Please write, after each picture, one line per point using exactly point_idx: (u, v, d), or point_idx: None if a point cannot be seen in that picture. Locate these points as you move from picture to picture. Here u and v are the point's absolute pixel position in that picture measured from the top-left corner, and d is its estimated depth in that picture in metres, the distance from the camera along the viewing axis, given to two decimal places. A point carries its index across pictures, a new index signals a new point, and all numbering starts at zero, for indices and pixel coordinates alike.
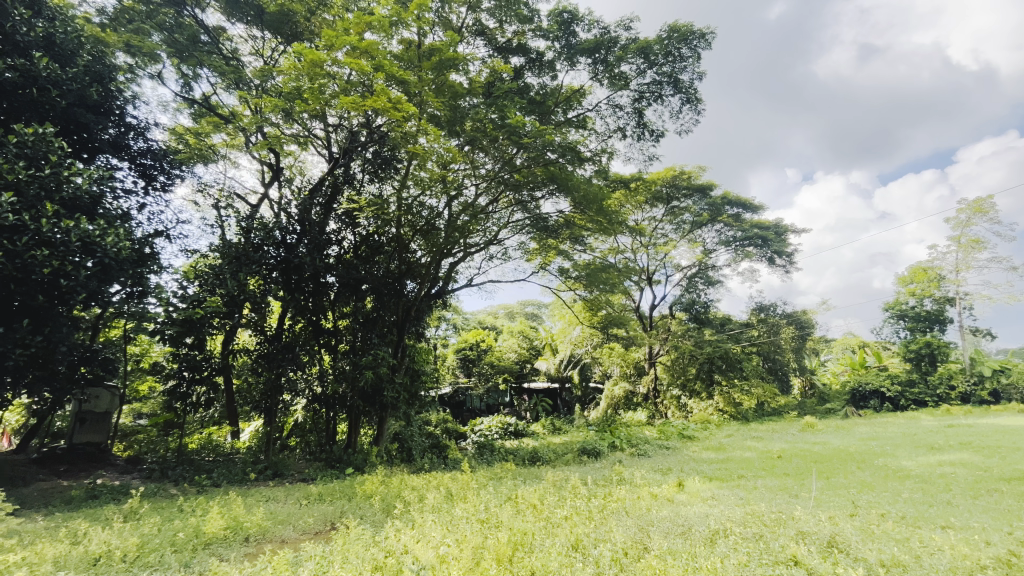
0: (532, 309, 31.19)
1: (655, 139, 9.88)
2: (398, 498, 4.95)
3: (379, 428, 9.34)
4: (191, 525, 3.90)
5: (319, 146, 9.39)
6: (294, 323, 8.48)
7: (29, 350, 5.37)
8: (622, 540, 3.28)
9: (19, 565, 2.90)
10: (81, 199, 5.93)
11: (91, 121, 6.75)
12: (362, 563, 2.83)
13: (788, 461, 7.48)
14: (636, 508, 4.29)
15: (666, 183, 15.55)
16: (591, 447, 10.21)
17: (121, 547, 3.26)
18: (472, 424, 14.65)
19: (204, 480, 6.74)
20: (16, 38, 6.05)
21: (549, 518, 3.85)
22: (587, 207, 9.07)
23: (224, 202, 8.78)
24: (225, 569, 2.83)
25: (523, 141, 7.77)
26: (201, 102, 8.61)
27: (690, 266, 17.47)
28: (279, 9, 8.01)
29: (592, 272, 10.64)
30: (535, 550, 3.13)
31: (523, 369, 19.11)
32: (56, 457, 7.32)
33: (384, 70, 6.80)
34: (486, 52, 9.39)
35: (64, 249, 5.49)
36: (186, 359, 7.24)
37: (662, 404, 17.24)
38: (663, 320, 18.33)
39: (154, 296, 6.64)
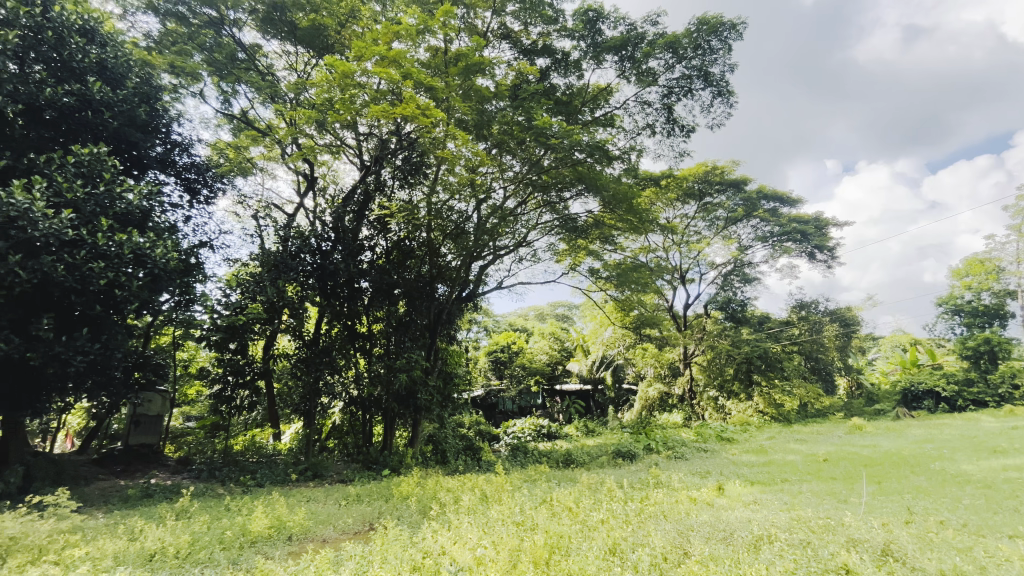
0: (564, 310, 31.11)
1: (686, 134, 9.67)
2: (434, 499, 5.00)
3: (414, 431, 9.45)
4: (239, 523, 4.07)
5: (352, 155, 9.62)
6: (330, 327, 8.68)
7: (89, 356, 5.67)
8: (662, 544, 3.21)
9: (83, 559, 3.10)
10: (133, 213, 6.29)
11: (141, 140, 7.15)
12: (402, 563, 2.87)
13: (835, 465, 7.15)
14: (674, 512, 4.19)
15: (699, 179, 15.21)
16: (626, 450, 10.05)
17: (174, 544, 3.42)
18: (506, 425, 14.67)
19: (249, 480, 7.02)
20: (73, 65, 6.45)
21: (585, 522, 3.80)
22: (617, 206, 8.97)
23: (262, 212, 9.13)
24: (270, 567, 2.91)
25: (551, 141, 7.67)
26: (240, 117, 8.96)
27: (725, 264, 16.93)
28: (311, 23, 8.26)
29: (623, 272, 10.45)
30: (572, 554, 3.09)
31: (555, 371, 19.00)
32: (114, 457, 7.75)
33: (413, 77, 6.89)
34: (512, 54, 9.42)
35: (118, 261, 5.81)
36: (230, 363, 7.54)
37: (699, 405, 16.84)
38: (698, 319, 17.87)
39: (200, 304, 6.98)
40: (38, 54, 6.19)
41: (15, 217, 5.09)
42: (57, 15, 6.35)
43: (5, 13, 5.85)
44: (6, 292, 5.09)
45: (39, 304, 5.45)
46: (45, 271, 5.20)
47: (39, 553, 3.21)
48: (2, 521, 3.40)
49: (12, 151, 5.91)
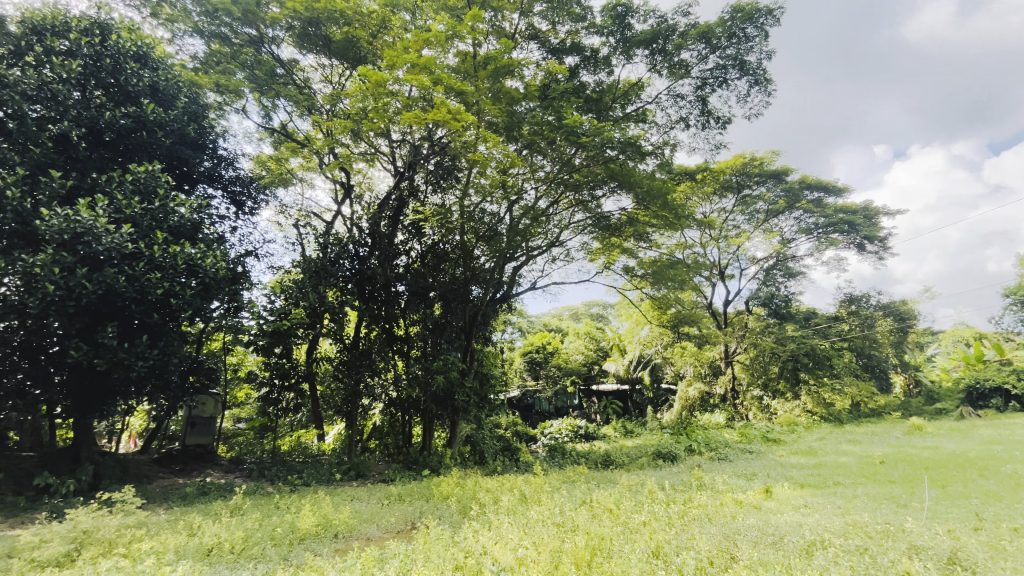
0: (599, 309, 30.68)
1: (722, 126, 9.40)
2: (473, 499, 5.04)
3: (451, 431, 9.58)
4: (288, 521, 4.21)
5: (386, 162, 9.84)
6: (369, 331, 8.85)
7: (149, 362, 6.02)
8: (707, 548, 3.12)
9: (149, 553, 3.30)
10: (185, 226, 6.66)
11: (191, 156, 7.56)
12: (444, 562, 2.90)
13: (893, 467, 6.75)
14: (719, 515, 4.07)
15: (736, 171, 14.78)
16: (667, 451, 9.85)
17: (229, 540, 3.58)
18: (543, 426, 14.66)
19: (296, 480, 7.28)
20: (128, 88, 6.90)
21: (627, 524, 3.74)
22: (651, 202, 8.79)
23: (303, 221, 9.48)
24: (319, 564, 3.01)
25: (582, 140, 7.64)
26: (280, 130, 9.31)
27: (767, 259, 16.27)
28: (344, 35, 8.43)
29: (659, 270, 10.21)
30: (614, 556, 3.05)
31: (592, 371, 18.78)
32: (173, 457, 8.23)
33: (443, 83, 7.00)
34: (541, 54, 9.41)
35: (173, 271, 6.15)
36: (275, 367, 7.83)
37: (743, 405, 16.26)
38: (740, 316, 17.23)
39: (247, 310, 7.32)
40: (97, 80, 6.68)
41: (81, 232, 5.50)
42: (114, 43, 6.86)
43: (70, 44, 6.53)
44: (75, 303, 5.47)
45: (104, 313, 5.84)
46: (109, 282, 5.58)
47: (109, 546, 3.44)
48: (77, 516, 3.67)
49: (77, 172, 6.35)
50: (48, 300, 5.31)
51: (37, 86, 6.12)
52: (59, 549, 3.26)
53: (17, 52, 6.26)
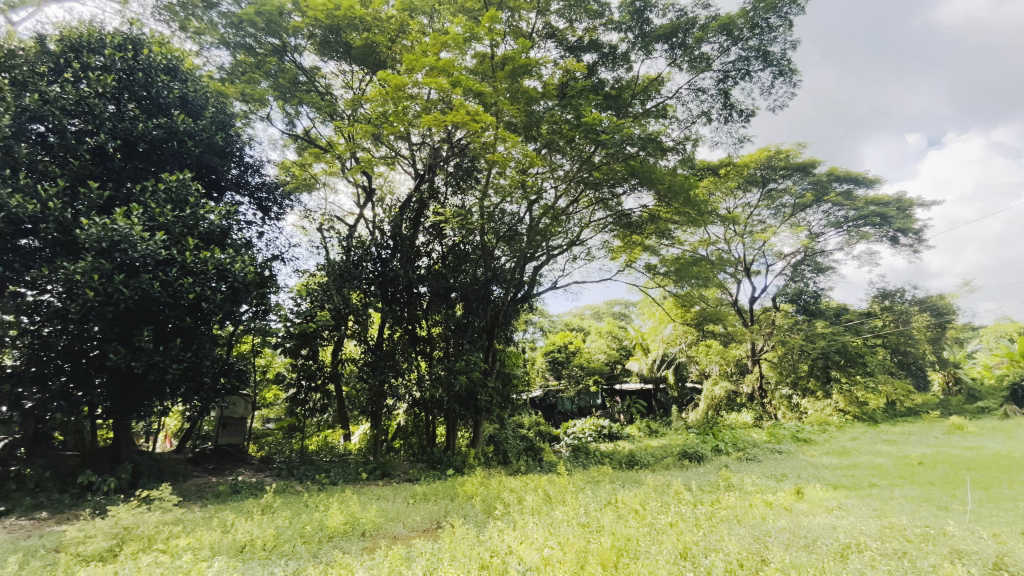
0: (621, 308, 30.37)
1: (745, 119, 9.20)
2: (497, 499, 5.05)
3: (475, 431, 9.62)
4: (317, 519, 4.30)
5: (406, 165, 9.95)
6: (392, 332, 8.98)
7: (182, 364, 6.22)
8: (737, 550, 3.06)
9: (186, 549, 3.42)
10: (214, 232, 6.87)
11: (219, 164, 7.79)
12: (470, 561, 2.92)
13: (933, 468, 6.50)
14: (748, 516, 3.98)
15: (761, 165, 14.45)
16: (693, 451, 9.70)
17: (261, 538, 3.68)
18: (565, 426, 14.60)
19: (324, 479, 7.43)
20: (159, 100, 7.16)
21: (653, 525, 3.69)
22: (673, 199, 8.65)
23: (327, 224, 9.66)
24: (348, 561, 3.07)
25: (601, 138, 7.59)
26: (303, 136, 9.51)
27: (794, 254, 15.83)
28: (365, 41, 8.53)
29: (682, 267, 10.02)
30: (641, 557, 3.02)
31: (615, 370, 18.59)
32: (206, 456, 8.51)
33: (462, 84, 7.04)
34: (558, 53, 9.39)
35: (204, 276, 6.35)
36: (302, 368, 8.01)
37: (771, 404, 15.87)
38: (767, 313, 16.66)
39: (275, 313, 7.51)
40: (131, 94, 6.95)
41: (118, 240, 5.74)
42: (145, 57, 7.14)
43: (105, 60, 6.84)
44: (113, 308, 5.71)
45: (139, 317, 6.06)
46: (144, 288, 5.81)
47: (148, 542, 3.57)
48: (118, 513, 3.80)
49: (113, 182, 6.63)
50: (88, 305, 5.58)
51: (75, 101, 6.42)
52: (103, 544, 3.40)
53: (57, 70, 6.60)
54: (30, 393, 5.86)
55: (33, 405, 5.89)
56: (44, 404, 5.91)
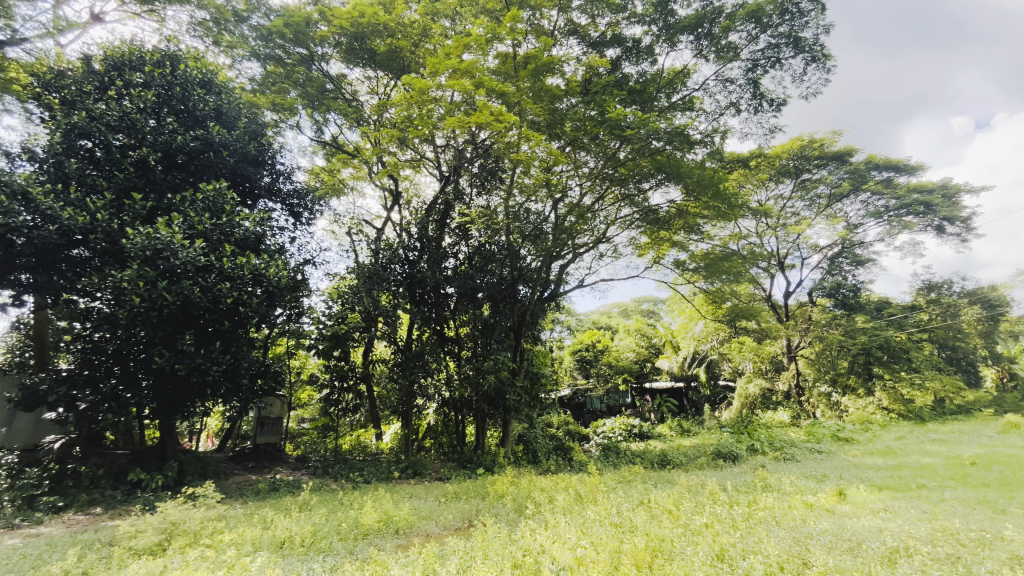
0: (649, 305, 29.86)
1: (776, 108, 8.93)
2: (528, 498, 5.06)
3: (504, 430, 9.65)
4: (353, 516, 4.40)
5: (431, 167, 10.07)
6: (421, 332, 9.10)
7: (222, 366, 6.44)
8: (776, 552, 2.97)
9: (230, 544, 3.55)
10: (249, 238, 7.11)
11: (252, 173, 8.03)
12: (503, 560, 2.93)
13: (988, 469, 6.15)
14: (788, 518, 3.85)
15: (794, 156, 14.02)
16: (727, 451, 9.46)
17: (300, 534, 3.78)
18: (595, 425, 14.47)
19: (358, 477, 7.58)
20: (196, 113, 7.46)
21: (687, 526, 3.62)
22: (702, 192, 8.44)
23: (355, 228, 9.86)
24: (383, 558, 3.14)
25: (626, 133, 7.49)
26: (331, 143, 9.74)
27: (831, 247, 15.24)
28: (388, 48, 8.68)
29: (712, 263, 9.78)
30: (676, 559, 2.96)
31: (644, 369, 18.30)
32: (246, 454, 8.85)
33: (485, 85, 7.07)
34: (581, 49, 9.32)
35: (241, 281, 6.57)
36: (335, 369, 8.22)
37: (809, 403, 15.39)
38: (802, 308, 16.21)
39: (308, 316, 7.70)
40: (169, 108, 7.28)
41: (161, 248, 6.04)
42: (182, 72, 7.46)
43: (145, 77, 7.17)
44: (157, 313, 5.97)
45: (181, 322, 6.31)
46: (186, 293, 6.06)
47: (194, 537, 3.73)
48: (166, 509, 3.99)
49: (155, 193, 6.93)
50: (135, 310, 5.87)
51: (119, 117, 6.76)
52: (153, 538, 3.57)
53: (101, 88, 6.95)
54: (84, 396, 6.18)
55: (86, 406, 6.22)
56: (96, 405, 6.23)
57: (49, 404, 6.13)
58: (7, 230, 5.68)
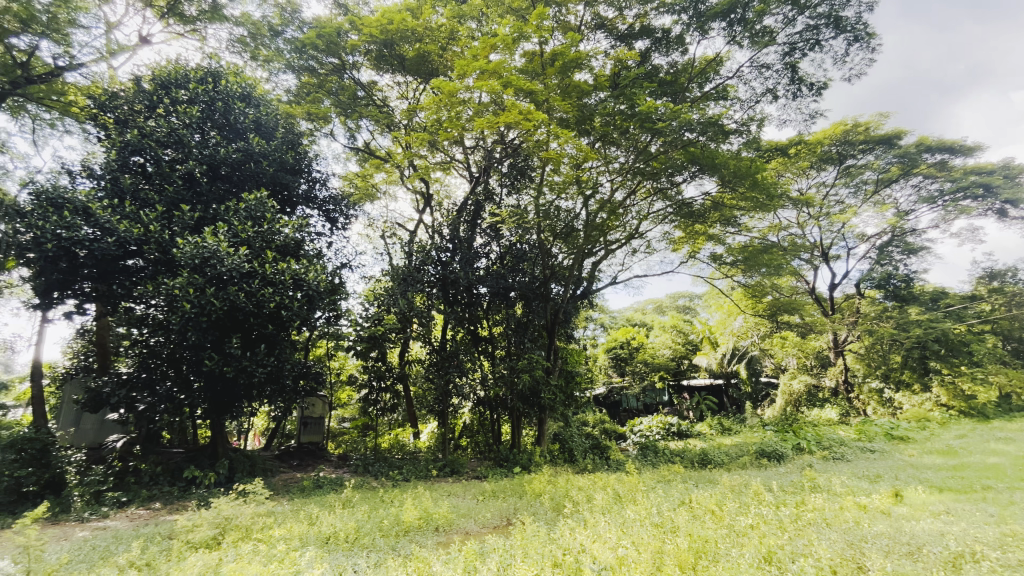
0: (686, 301, 29.13)
1: (816, 93, 8.55)
2: (566, 497, 5.04)
3: (539, 429, 9.64)
4: (394, 513, 4.49)
5: (461, 169, 10.17)
6: (455, 332, 9.20)
7: (267, 368, 6.69)
8: (829, 556, 2.85)
9: (280, 539, 3.70)
10: (289, 244, 7.38)
11: (291, 181, 8.28)
12: (544, 559, 2.92)
13: None
14: (840, 520, 3.69)
15: (836, 141, 13.39)
16: (772, 450, 9.11)
17: (345, 531, 3.90)
18: (632, 424, 14.23)
19: (397, 475, 7.75)
20: (237, 126, 7.80)
21: (732, 527, 3.52)
22: (738, 183, 8.17)
23: (389, 231, 10.07)
24: (424, 554, 3.20)
25: (658, 126, 7.34)
26: (364, 149, 9.99)
27: (880, 235, 14.45)
28: (417, 52, 8.81)
29: (750, 255, 9.45)
30: (721, 560, 2.89)
31: (681, 366, 17.57)
32: (291, 453, 9.17)
33: (513, 85, 7.09)
34: (609, 43, 9.19)
35: (282, 286, 6.82)
36: (373, 369, 8.43)
37: (859, 400, 14.74)
38: (850, 301, 15.50)
39: (346, 318, 7.91)
40: (213, 122, 7.64)
41: (208, 257, 6.34)
42: (223, 87, 7.83)
43: (190, 94, 7.56)
44: (206, 319, 6.26)
45: (228, 326, 6.59)
46: (232, 299, 6.36)
47: (246, 532, 3.90)
48: (219, 505, 4.18)
49: (202, 205, 7.28)
50: (186, 316, 6.18)
51: (167, 133, 7.14)
52: (208, 532, 3.75)
53: (150, 106, 7.36)
54: (143, 397, 6.56)
55: (145, 407, 6.59)
56: (154, 406, 6.60)
57: (111, 405, 6.54)
58: (70, 243, 6.10)
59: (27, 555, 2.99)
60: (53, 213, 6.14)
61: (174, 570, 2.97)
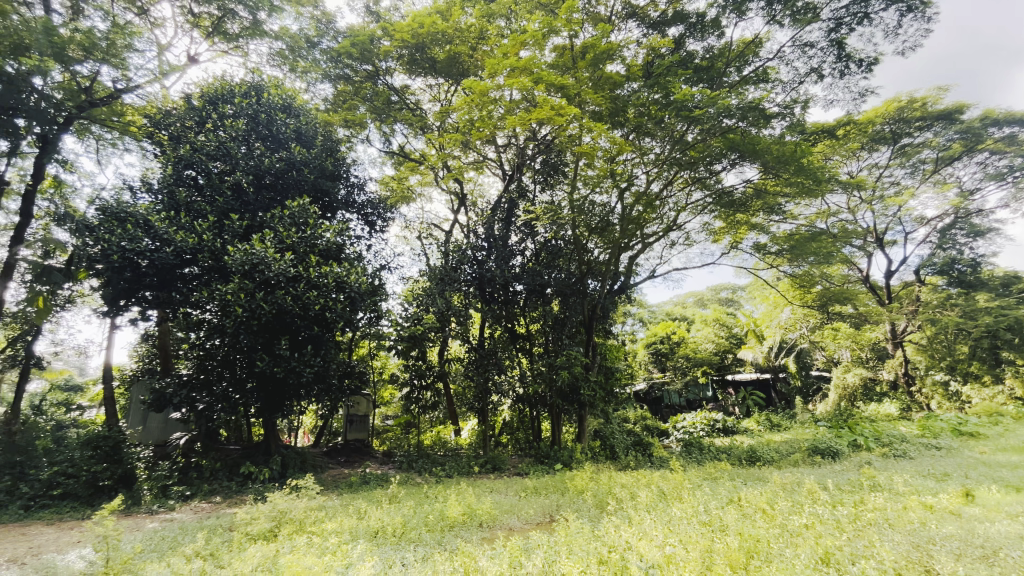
0: (729, 293, 28.14)
1: (866, 69, 8.08)
2: (609, 494, 4.99)
3: (580, 426, 9.57)
4: (438, 509, 4.57)
5: (494, 168, 10.21)
6: (493, 331, 9.27)
7: (314, 368, 6.95)
8: (893, 558, 2.70)
9: (331, 532, 3.85)
10: (331, 248, 7.62)
11: (331, 187, 8.54)
12: (589, 556, 2.91)
13: None
14: (904, 520, 3.48)
15: (889, 119, 12.61)
16: (825, 447, 8.69)
17: (391, 525, 4.00)
18: (674, 420, 13.84)
19: (440, 472, 7.89)
20: (278, 136, 8.12)
21: (785, 527, 3.38)
22: (782, 168, 7.80)
23: (425, 232, 10.24)
24: (470, 549, 3.24)
25: (694, 113, 7.12)
26: (399, 152, 10.19)
27: (941, 217, 13.52)
28: (448, 54, 8.89)
29: (798, 243, 9.02)
30: (774, 561, 2.79)
31: (725, 360, 17.02)
32: (338, 449, 9.50)
33: (544, 80, 7.05)
34: (641, 32, 8.99)
35: (326, 289, 7.06)
36: (414, 368, 8.60)
37: (922, 393, 13.94)
38: (908, 288, 14.60)
39: (386, 318, 8.10)
40: (257, 134, 7.99)
41: (257, 263, 6.65)
42: (265, 100, 8.20)
43: (235, 108, 7.95)
44: (257, 322, 6.57)
45: (277, 329, 6.88)
46: (280, 302, 6.64)
47: (300, 525, 4.07)
48: (274, 499, 4.40)
49: (249, 213, 7.63)
50: (239, 320, 6.51)
51: (216, 146, 7.54)
52: (266, 525, 3.95)
53: (200, 122, 7.79)
54: (202, 397, 6.94)
55: (204, 407, 6.98)
56: (212, 405, 6.98)
57: (174, 405, 6.97)
58: (134, 254, 6.54)
59: (105, 544, 3.25)
60: (118, 227, 6.59)
61: (237, 560, 3.14)
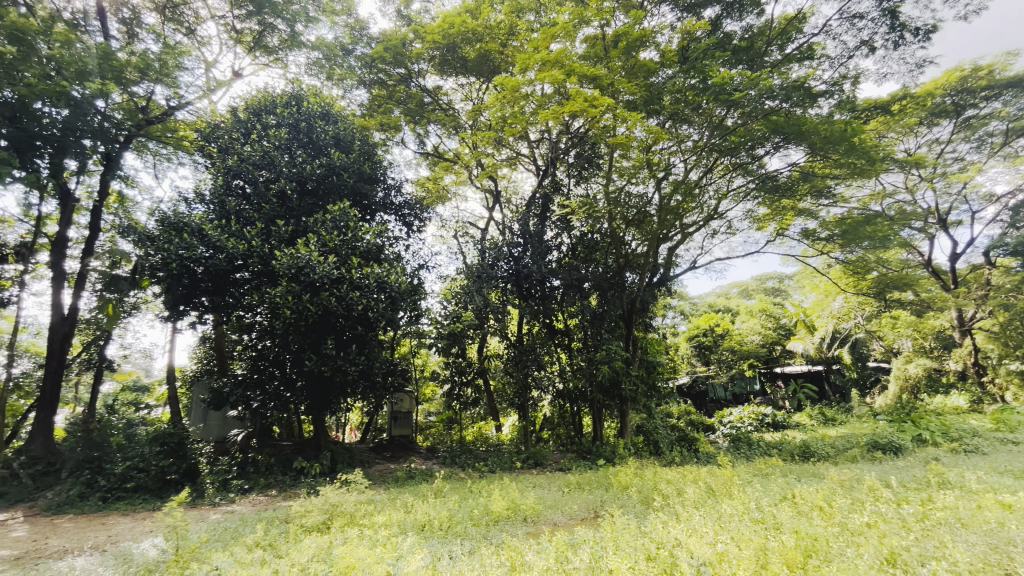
0: (776, 283, 26.90)
1: (923, 39, 7.55)
2: (655, 490, 4.88)
3: (621, 421, 9.44)
4: (483, 504, 4.62)
5: (528, 163, 10.17)
6: (531, 326, 9.28)
7: (359, 366, 7.16)
8: (967, 560, 2.53)
9: (381, 525, 3.97)
10: (371, 250, 7.82)
11: (370, 190, 8.76)
12: (636, 552, 2.86)
13: None
14: (979, 520, 3.25)
15: (951, 90, 11.71)
16: (886, 442, 8.21)
17: (437, 519, 4.08)
18: (720, 415, 13.28)
19: (483, 467, 7.98)
20: (318, 142, 8.38)
21: (846, 526, 3.21)
22: (832, 149, 7.38)
23: (461, 230, 10.34)
24: (516, 543, 3.27)
25: (734, 96, 6.86)
26: (433, 152, 10.32)
27: (1012, 194, 12.48)
28: (479, 52, 8.92)
29: (850, 228, 8.55)
30: (834, 560, 2.66)
31: (772, 353, 16.37)
32: (384, 445, 9.74)
33: (576, 72, 6.95)
34: (675, 15, 8.72)
35: (367, 289, 7.24)
36: (454, 365, 8.72)
37: (995, 385, 12.93)
38: (977, 272, 13.56)
39: (426, 317, 8.23)
40: (298, 142, 8.29)
41: (303, 266, 6.91)
42: (305, 109, 8.50)
43: (277, 118, 8.28)
44: (305, 322, 6.83)
45: (323, 329, 7.12)
46: (325, 304, 6.88)
47: (350, 518, 4.22)
48: (326, 493, 4.58)
49: (294, 218, 7.91)
50: (287, 321, 6.80)
51: (261, 156, 7.88)
52: (318, 517, 4.10)
53: (246, 133, 8.18)
54: (256, 395, 7.28)
55: (258, 404, 7.31)
56: (265, 403, 7.32)
57: (231, 403, 7.34)
58: (190, 261, 6.92)
59: (175, 534, 3.49)
60: (176, 236, 6.99)
61: (294, 551, 3.28)
